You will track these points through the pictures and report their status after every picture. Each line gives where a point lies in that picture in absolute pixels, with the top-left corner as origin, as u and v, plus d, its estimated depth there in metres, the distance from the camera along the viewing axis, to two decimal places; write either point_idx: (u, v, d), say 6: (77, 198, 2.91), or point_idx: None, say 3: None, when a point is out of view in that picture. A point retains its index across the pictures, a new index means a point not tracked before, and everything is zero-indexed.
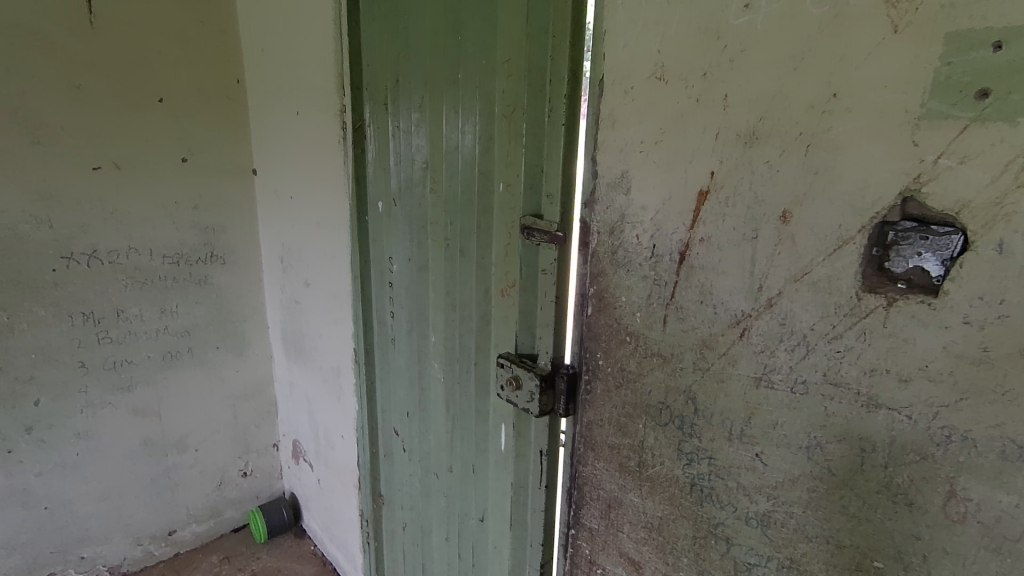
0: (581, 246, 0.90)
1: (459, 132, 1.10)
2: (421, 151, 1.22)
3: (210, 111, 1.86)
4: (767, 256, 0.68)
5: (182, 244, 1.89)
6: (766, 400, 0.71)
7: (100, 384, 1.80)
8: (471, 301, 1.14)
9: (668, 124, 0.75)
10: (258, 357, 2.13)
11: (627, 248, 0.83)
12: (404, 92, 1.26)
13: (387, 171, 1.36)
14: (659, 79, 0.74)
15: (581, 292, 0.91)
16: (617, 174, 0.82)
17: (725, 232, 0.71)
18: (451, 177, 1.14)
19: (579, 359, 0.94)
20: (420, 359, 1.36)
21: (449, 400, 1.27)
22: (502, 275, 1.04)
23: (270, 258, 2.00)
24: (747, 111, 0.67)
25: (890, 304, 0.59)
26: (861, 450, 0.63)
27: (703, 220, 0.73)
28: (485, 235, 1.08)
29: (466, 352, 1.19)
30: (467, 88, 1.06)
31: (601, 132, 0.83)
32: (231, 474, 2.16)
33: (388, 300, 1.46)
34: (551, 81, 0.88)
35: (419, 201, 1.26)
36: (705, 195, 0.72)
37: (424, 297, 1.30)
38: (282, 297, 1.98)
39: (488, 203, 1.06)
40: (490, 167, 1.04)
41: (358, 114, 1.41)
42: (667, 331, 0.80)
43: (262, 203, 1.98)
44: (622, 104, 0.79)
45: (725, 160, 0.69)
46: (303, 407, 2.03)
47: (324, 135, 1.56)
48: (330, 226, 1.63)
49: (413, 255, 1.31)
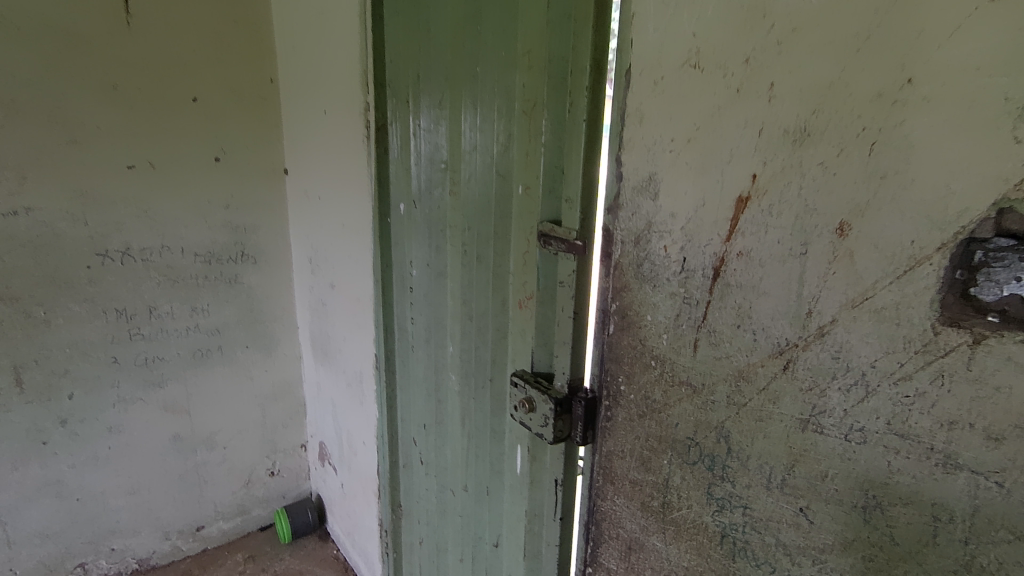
0: (603, 258, 0.80)
1: (478, 131, 1.02)
2: (441, 151, 1.15)
3: (243, 110, 1.86)
4: (819, 277, 0.57)
5: (214, 243, 1.89)
6: (813, 446, 0.60)
7: (131, 379, 1.82)
8: (487, 313, 1.06)
9: (703, 119, 0.64)
10: (287, 357, 2.13)
11: (653, 260, 0.73)
12: (425, 88, 1.19)
13: (409, 172, 1.30)
14: (694, 67, 0.64)
15: (602, 308, 0.81)
16: (645, 177, 0.72)
17: (768, 246, 0.60)
18: (469, 178, 1.06)
19: (599, 382, 0.84)
20: (438, 369, 1.29)
21: (465, 417, 1.20)
22: (519, 286, 0.96)
23: (299, 258, 1.99)
24: (797, 102, 0.56)
25: (977, 342, 0.47)
26: (933, 518, 0.51)
27: (741, 231, 0.62)
28: (503, 242, 1.00)
29: (481, 366, 1.11)
30: (486, 81, 0.98)
31: (627, 128, 0.73)
32: (259, 473, 2.17)
33: (408, 306, 1.40)
34: (571, 74, 0.79)
35: (438, 203, 1.19)
36: (744, 202, 0.62)
37: (442, 305, 1.23)
38: (310, 297, 1.97)
39: (506, 206, 0.97)
40: (509, 169, 0.95)
41: (381, 112, 1.35)
42: (698, 357, 0.70)
43: (292, 204, 1.96)
44: (650, 96, 0.70)
45: (770, 161, 0.59)
46: (328, 410, 2.02)
47: (349, 134, 1.51)
48: (354, 227, 1.58)
49: (432, 260, 1.24)
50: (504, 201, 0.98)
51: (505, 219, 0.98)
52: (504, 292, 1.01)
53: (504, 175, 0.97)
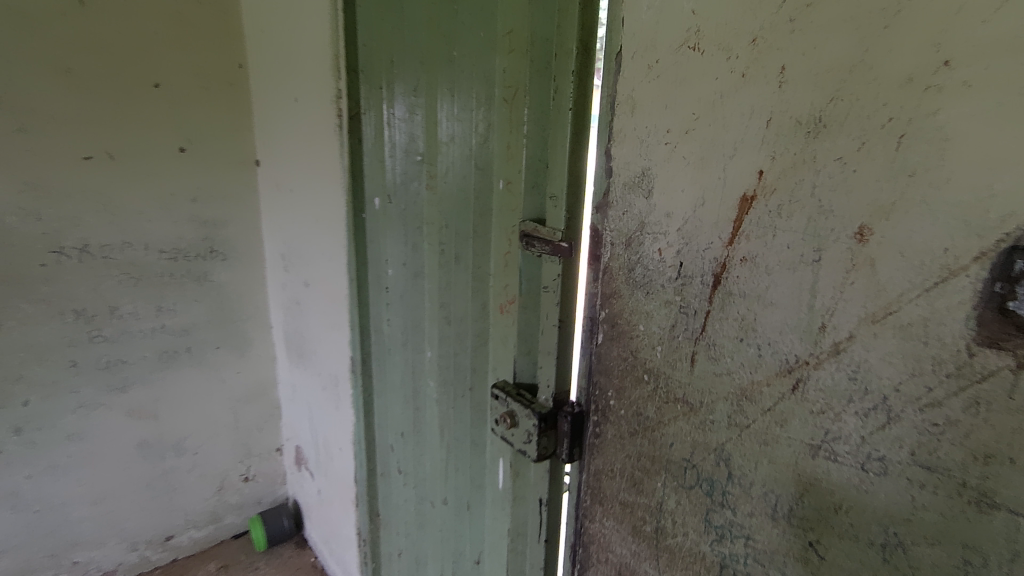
0: (591, 261, 0.73)
1: (455, 121, 0.94)
2: (417, 142, 1.06)
3: (209, 98, 1.74)
4: (834, 287, 0.50)
5: (180, 238, 1.79)
6: (825, 475, 0.53)
7: (92, 384, 1.72)
8: (466, 318, 0.99)
9: (703, 107, 0.57)
10: (261, 358, 2.04)
11: (646, 264, 0.66)
12: (399, 73, 1.08)
13: (383, 165, 1.21)
14: (693, 49, 0.57)
15: (590, 316, 0.75)
16: (638, 173, 0.65)
17: (776, 251, 0.54)
18: (446, 171, 0.98)
19: (586, 396, 0.78)
20: (416, 375, 1.22)
21: (444, 426, 1.12)
22: (501, 289, 0.88)
23: (272, 255, 1.89)
24: (813, 87, 0.49)
25: (1020, 366, 0.41)
26: (964, 561, 0.45)
27: (746, 234, 0.56)
28: (483, 242, 0.92)
29: (461, 374, 1.03)
30: (464, 66, 0.90)
31: (617, 117, 0.66)
32: (232, 479, 2.08)
33: (384, 307, 1.32)
34: (556, 57, 0.71)
35: (415, 199, 1.10)
36: (749, 202, 0.55)
37: (419, 308, 1.15)
38: (284, 296, 1.87)
39: (486, 203, 0.90)
40: (489, 162, 0.88)
41: (353, 99, 1.25)
42: (695, 372, 0.63)
43: (264, 197, 1.86)
44: (644, 81, 0.62)
45: (779, 155, 0.52)
46: (304, 413, 1.94)
47: (321, 124, 1.42)
48: (328, 223, 1.49)
49: (408, 259, 1.16)
50: (484, 197, 0.90)
51: (485, 216, 0.91)
52: (485, 295, 0.94)
53: (483, 169, 0.89)
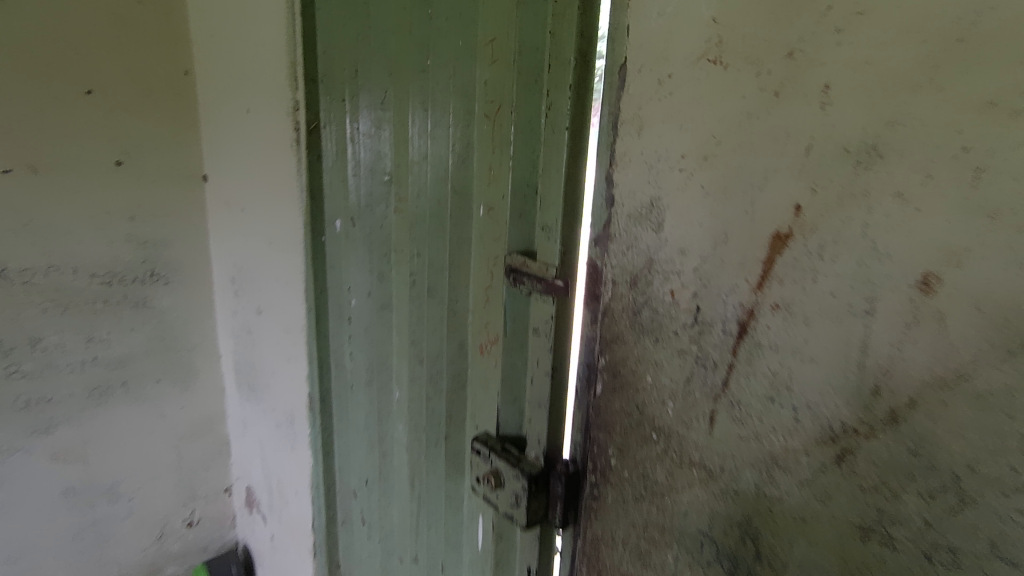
0: (589, 301, 0.64)
1: (428, 138, 0.83)
2: (384, 161, 0.95)
3: (151, 106, 1.58)
4: (892, 345, 0.42)
5: (116, 261, 1.61)
6: (877, 562, 0.45)
7: (10, 426, 1.54)
8: (440, 358, 0.88)
9: (725, 131, 0.49)
10: (208, 391, 1.88)
11: (655, 308, 0.58)
12: (364, 85, 0.97)
13: (346, 184, 1.10)
14: (714, 63, 0.49)
15: (588, 363, 0.66)
16: (645, 204, 0.57)
17: (817, 299, 0.46)
18: (417, 194, 0.88)
19: (583, 452, 0.69)
20: (382, 417, 1.10)
21: (415, 474, 1.01)
22: (481, 327, 0.78)
23: (222, 278, 1.73)
24: (865, 110, 0.41)
25: None
26: None
27: (779, 278, 0.48)
28: (461, 275, 0.82)
29: (434, 418, 0.93)
30: (438, 78, 0.80)
31: (621, 139, 0.57)
32: (174, 525, 1.91)
33: (346, 340, 1.20)
34: (548, 70, 0.63)
35: (382, 223, 0.99)
36: (783, 241, 0.47)
37: (386, 344, 1.04)
38: (234, 323, 1.72)
39: (464, 231, 0.80)
40: (468, 185, 0.78)
41: (312, 112, 1.13)
42: (715, 434, 0.55)
43: (213, 216, 1.71)
44: (652, 99, 0.54)
45: (822, 188, 0.44)
46: (256, 451, 1.78)
47: (277, 138, 1.29)
48: (283, 246, 1.36)
49: (373, 289, 1.05)
50: (461, 225, 0.80)
51: (462, 246, 0.81)
52: (462, 333, 0.84)
53: (461, 194, 0.79)
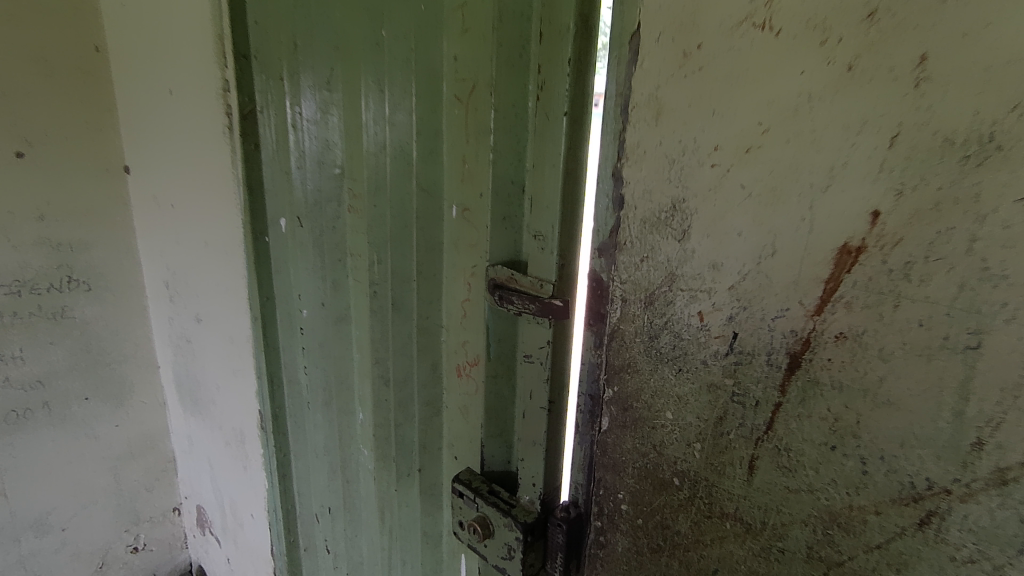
0: (593, 322, 0.54)
1: (384, 124, 0.69)
2: (333, 150, 0.81)
3: (53, 88, 1.35)
4: (1003, 389, 0.33)
5: (25, 268, 1.39)
6: None
7: None
8: (410, 382, 0.76)
9: (775, 116, 0.39)
10: (146, 406, 1.69)
11: (678, 333, 0.48)
12: (305, 60, 0.82)
13: (288, 177, 0.94)
14: (761, 29, 0.39)
15: (592, 394, 0.55)
16: (665, 207, 0.46)
17: (898, 330, 0.37)
18: (374, 192, 0.74)
19: (586, 495, 0.59)
20: (344, 440, 0.97)
21: (384, 506, 0.90)
22: (459, 347, 0.67)
23: (154, 282, 1.54)
24: (979, 89, 0.31)
25: None
26: None
27: (847, 302, 0.38)
28: (434, 286, 0.70)
29: (404, 447, 0.81)
30: (394, 51, 0.66)
31: (636, 127, 0.47)
32: (116, 553, 1.74)
33: (299, 354, 1.06)
34: (538, 40, 0.50)
35: (333, 223, 0.85)
36: (853, 257, 0.37)
37: (345, 362, 0.91)
38: (171, 332, 1.54)
39: (435, 236, 0.68)
40: (438, 180, 0.65)
41: (244, 93, 0.96)
42: (755, 484, 0.46)
43: (139, 213, 1.51)
44: (674, 76, 0.44)
45: (910, 191, 0.34)
46: (204, 469, 1.62)
47: (206, 124, 1.11)
48: (221, 247, 1.19)
49: (327, 299, 0.91)
50: (431, 228, 0.68)
51: (433, 252, 0.68)
52: (436, 353, 0.72)
53: (429, 193, 0.66)
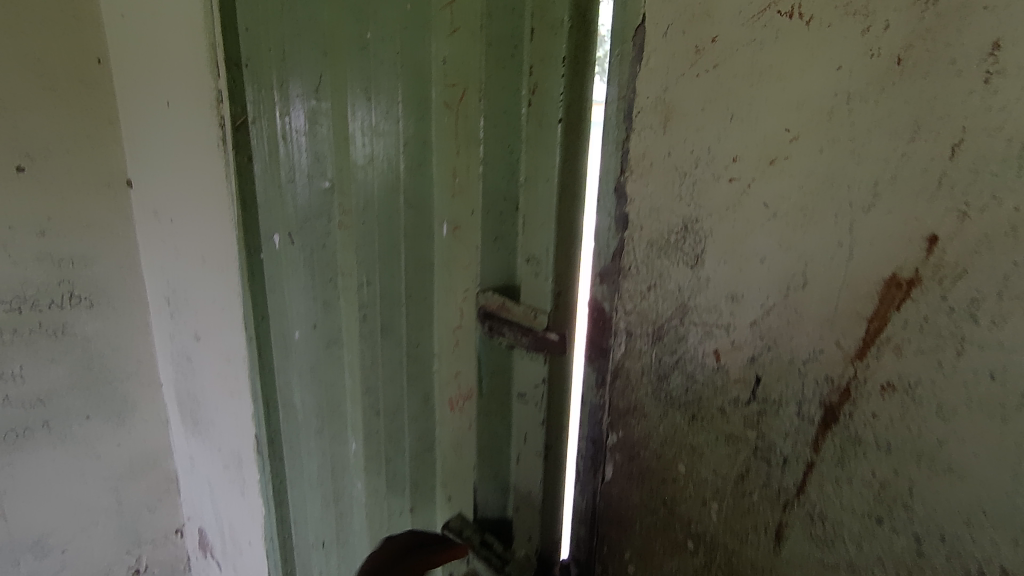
0: (595, 357, 0.47)
1: (372, 135, 0.64)
2: (322, 163, 0.76)
3: (58, 103, 1.34)
4: None
5: (26, 285, 1.38)
6: None
7: None
8: (394, 414, 0.69)
9: (806, 121, 0.33)
10: (149, 424, 1.65)
11: (691, 374, 0.41)
12: (294, 69, 0.77)
13: (280, 192, 0.89)
14: (789, 17, 0.33)
15: (595, 438, 0.49)
16: (674, 227, 0.40)
17: (964, 382, 0.30)
18: (363, 209, 0.68)
19: (589, 551, 0.52)
20: (337, 471, 0.91)
21: (376, 544, 0.83)
22: (450, 380, 0.60)
23: (156, 298, 1.51)
24: None
25: None
26: None
27: (896, 345, 0.31)
28: (425, 311, 0.64)
29: (396, 483, 0.74)
30: (381, 57, 0.61)
31: (640, 136, 0.41)
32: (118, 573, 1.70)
33: (293, 377, 1.00)
34: (530, 39, 0.45)
35: (324, 241, 0.80)
36: (904, 292, 0.31)
37: (337, 388, 0.85)
38: (172, 349, 1.50)
39: (425, 257, 0.62)
40: (428, 196, 0.60)
41: (236, 104, 0.92)
42: (784, 554, 0.39)
43: (142, 227, 1.48)
44: (684, 77, 0.38)
45: (979, 212, 0.28)
46: (205, 491, 1.57)
47: (202, 137, 1.08)
48: (218, 264, 1.15)
49: (319, 321, 0.86)
50: (421, 248, 0.62)
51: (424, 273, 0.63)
52: (428, 383, 0.66)
53: (417, 209, 0.61)
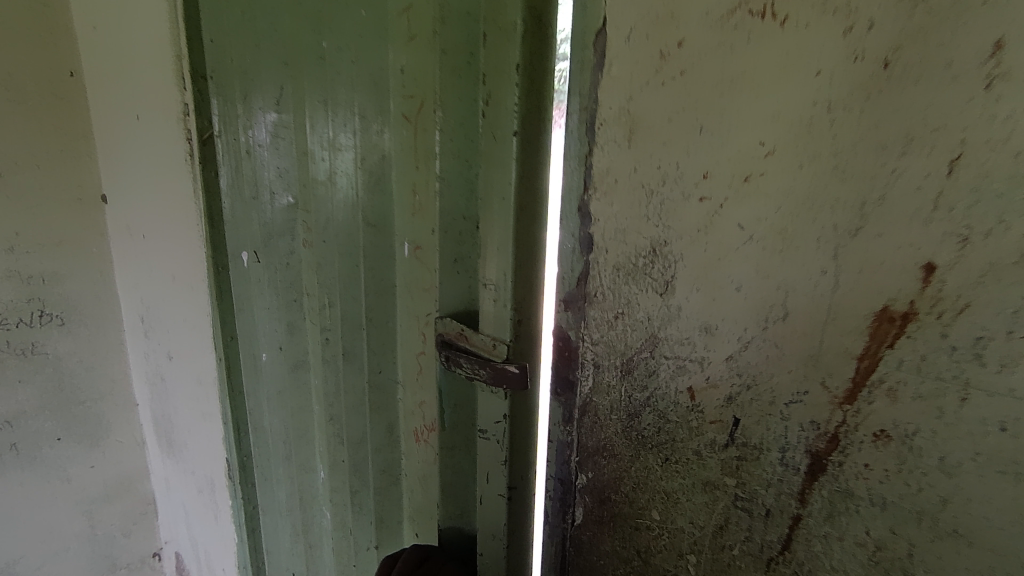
0: (563, 389, 0.43)
1: (332, 150, 0.60)
2: (285, 178, 0.72)
3: (28, 117, 1.28)
4: None
5: None
6: None
7: None
8: (353, 444, 0.65)
9: (783, 133, 0.29)
10: (123, 446, 1.58)
11: (663, 412, 0.37)
12: (257, 80, 0.74)
13: (246, 207, 0.85)
14: (761, 17, 0.29)
15: (564, 477, 0.45)
16: (642, 251, 0.36)
17: (969, 433, 0.25)
18: (325, 229, 0.64)
19: None
20: (306, 501, 0.87)
21: None
22: (413, 411, 0.56)
23: (130, 316, 1.45)
24: None
25: None
26: None
27: (890, 388, 0.27)
28: (387, 333, 0.60)
29: (362, 518, 0.70)
30: (339, 66, 0.57)
31: (605, 151, 0.37)
32: None
33: (263, 401, 0.96)
34: (484, 44, 0.41)
35: (289, 260, 0.76)
36: (898, 328, 0.27)
37: (304, 413, 0.81)
38: (147, 368, 1.44)
39: (387, 276, 0.58)
40: (388, 215, 0.56)
41: (202, 117, 0.88)
42: None
43: (115, 243, 1.42)
44: (650, 85, 0.34)
45: (984, 237, 0.24)
46: (181, 516, 1.51)
47: (170, 152, 1.03)
48: (188, 282, 1.11)
49: (285, 343, 0.82)
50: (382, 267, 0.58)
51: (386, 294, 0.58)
52: (393, 411, 0.62)
53: (377, 225, 0.57)
